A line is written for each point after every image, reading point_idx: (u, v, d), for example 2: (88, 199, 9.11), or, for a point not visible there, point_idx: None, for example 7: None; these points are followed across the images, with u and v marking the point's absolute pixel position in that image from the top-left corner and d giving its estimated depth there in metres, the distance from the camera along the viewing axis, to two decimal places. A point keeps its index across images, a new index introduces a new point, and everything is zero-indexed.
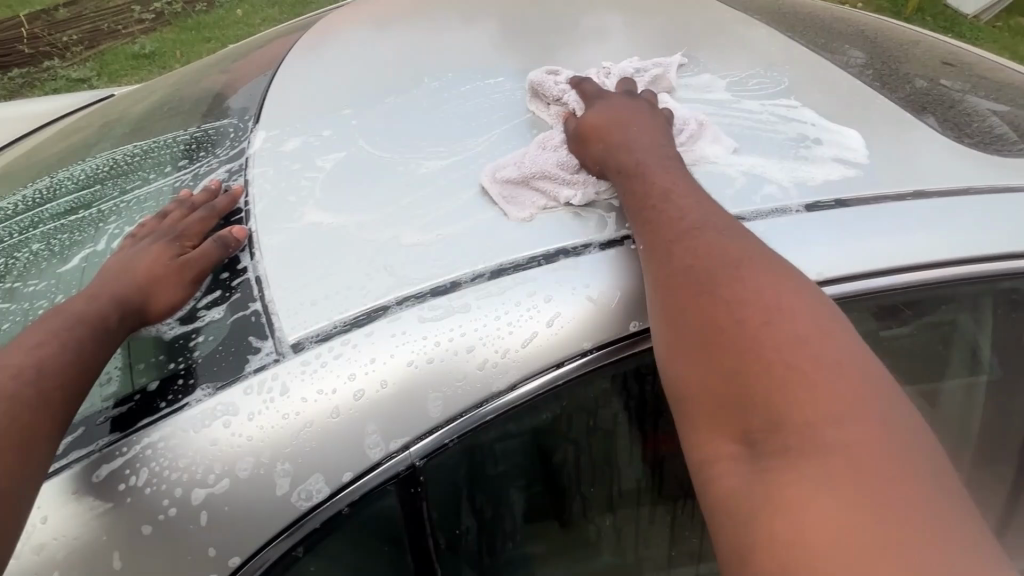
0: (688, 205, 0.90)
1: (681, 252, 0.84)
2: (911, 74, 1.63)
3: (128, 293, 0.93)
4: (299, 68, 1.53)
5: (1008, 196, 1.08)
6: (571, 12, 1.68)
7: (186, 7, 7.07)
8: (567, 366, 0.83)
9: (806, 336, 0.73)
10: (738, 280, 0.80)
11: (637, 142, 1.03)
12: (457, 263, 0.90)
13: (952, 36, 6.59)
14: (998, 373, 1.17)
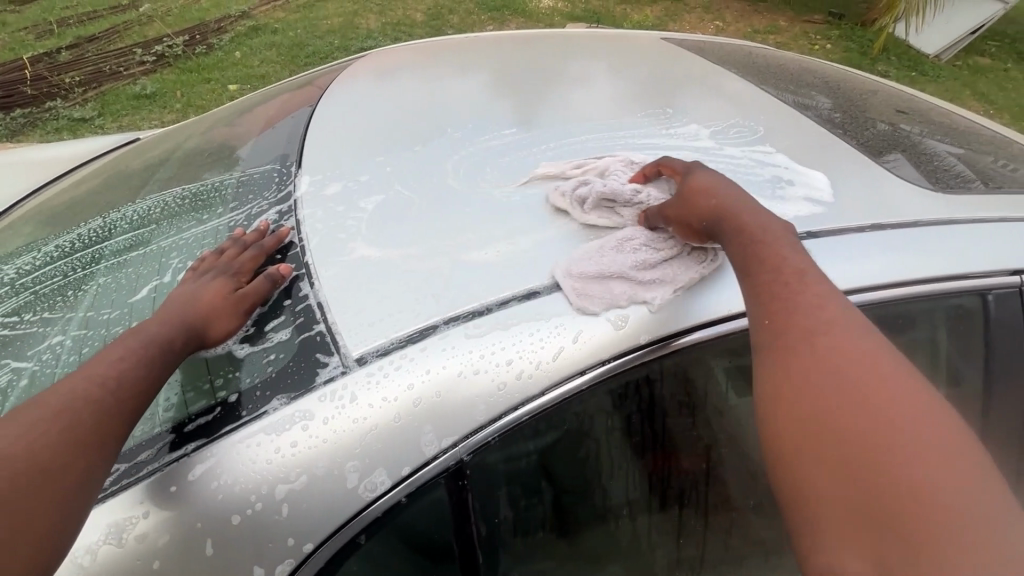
0: (820, 282, 0.98)
1: (802, 321, 0.93)
2: (870, 119, 1.86)
3: (191, 319, 1.04)
4: (331, 117, 1.71)
5: (951, 227, 1.28)
6: (571, 67, 1.90)
7: (187, 49, 7.34)
8: (589, 374, 0.98)
9: (904, 404, 0.83)
10: (848, 351, 0.89)
11: (752, 208, 1.09)
12: (492, 289, 1.05)
13: (913, 75, 7.09)
14: (956, 378, 1.33)
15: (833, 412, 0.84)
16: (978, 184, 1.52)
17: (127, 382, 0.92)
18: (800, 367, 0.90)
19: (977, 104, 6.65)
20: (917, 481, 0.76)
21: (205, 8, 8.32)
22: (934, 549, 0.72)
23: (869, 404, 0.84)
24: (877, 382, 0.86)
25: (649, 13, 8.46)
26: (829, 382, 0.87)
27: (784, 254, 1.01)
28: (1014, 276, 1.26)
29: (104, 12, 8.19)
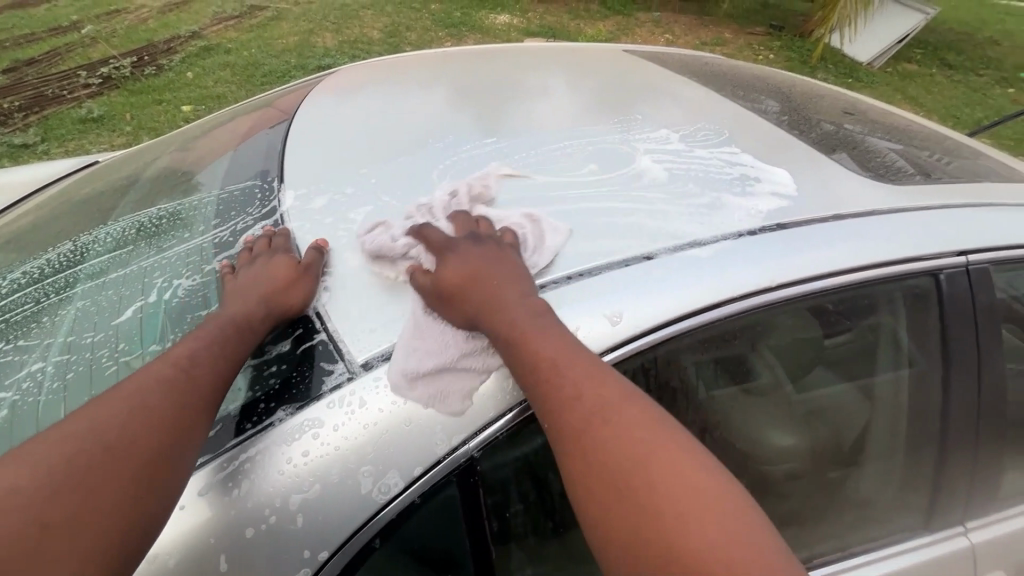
0: (572, 358, 0.97)
1: (571, 407, 0.93)
2: (818, 121, 2.00)
3: (272, 306, 1.07)
4: (308, 130, 1.70)
5: (902, 214, 1.39)
6: (542, 78, 1.97)
7: (136, 71, 7.12)
8: None
9: (663, 455, 0.90)
10: (610, 422, 0.93)
11: (510, 296, 1.04)
12: None
13: (849, 82, 7.57)
14: (917, 354, 1.44)
15: (614, 498, 0.88)
16: (918, 176, 1.67)
17: (172, 380, 0.93)
18: (584, 457, 0.91)
19: (907, 107, 7.16)
20: (700, 537, 0.83)
21: (153, 29, 8.09)
22: None
23: (637, 482, 0.88)
24: (642, 457, 0.90)
25: (602, 28, 8.75)
26: (608, 468, 0.90)
27: (544, 340, 0.98)
28: (960, 257, 1.38)
29: (44, 35, 7.86)
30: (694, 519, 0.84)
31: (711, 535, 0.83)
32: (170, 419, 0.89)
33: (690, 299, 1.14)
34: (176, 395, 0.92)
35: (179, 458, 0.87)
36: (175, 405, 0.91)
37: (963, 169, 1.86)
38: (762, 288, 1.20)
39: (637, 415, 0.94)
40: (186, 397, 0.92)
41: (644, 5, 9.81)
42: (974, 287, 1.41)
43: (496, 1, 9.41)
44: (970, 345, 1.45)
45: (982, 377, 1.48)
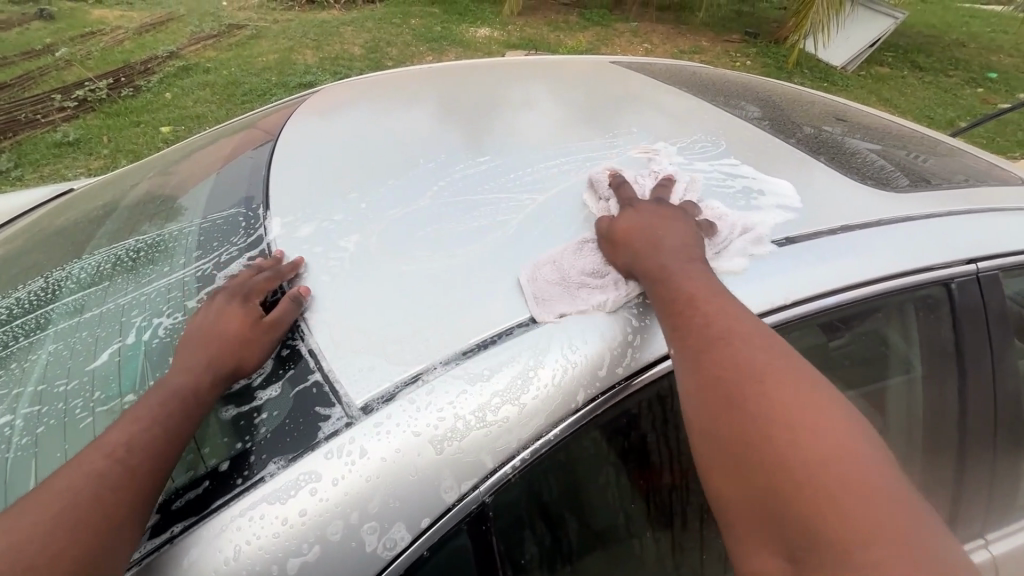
0: (707, 292, 1.03)
1: (699, 328, 0.98)
2: (797, 124, 1.98)
3: (224, 366, 0.98)
4: (293, 153, 1.64)
5: (909, 223, 1.36)
6: (534, 92, 1.93)
7: (113, 93, 6.99)
8: (605, 396, 0.97)
9: (790, 383, 0.91)
10: (738, 345, 0.95)
11: (668, 245, 1.14)
12: (495, 320, 1.02)
13: (827, 86, 7.71)
14: (931, 363, 1.40)
15: (733, 420, 0.89)
16: (910, 180, 1.63)
17: (105, 474, 0.83)
18: (710, 382, 0.93)
19: (883, 108, 7.31)
20: (819, 459, 0.82)
21: (129, 50, 7.98)
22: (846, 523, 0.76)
23: (753, 397, 0.90)
24: (776, 392, 0.89)
25: (581, 39, 8.84)
26: (733, 396, 0.91)
27: (686, 278, 1.06)
28: (970, 264, 1.36)
29: (16, 60, 7.68)
30: (827, 456, 0.82)
31: (841, 472, 0.80)
32: (100, 528, 0.80)
33: None
34: (111, 495, 0.82)
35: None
36: (103, 510, 0.81)
37: (947, 169, 1.85)
38: (776, 306, 1.15)
39: (765, 345, 0.96)
40: (120, 498, 0.82)
41: (622, 16, 9.96)
42: (985, 294, 1.39)
43: (476, 15, 9.49)
44: (982, 352, 1.42)
45: (995, 384, 1.45)
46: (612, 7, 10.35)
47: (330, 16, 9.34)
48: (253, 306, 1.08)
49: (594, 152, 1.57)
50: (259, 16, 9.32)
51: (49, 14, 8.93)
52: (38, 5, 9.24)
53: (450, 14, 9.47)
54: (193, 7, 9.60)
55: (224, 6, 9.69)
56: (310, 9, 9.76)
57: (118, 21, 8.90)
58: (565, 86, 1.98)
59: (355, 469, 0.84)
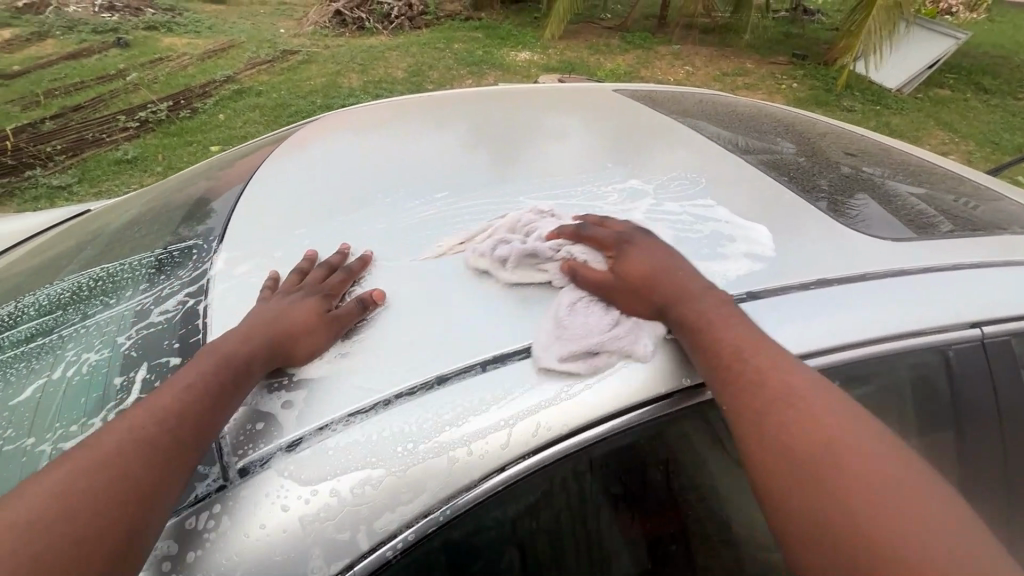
0: (749, 342, 0.94)
1: (753, 378, 0.91)
2: (833, 163, 1.82)
3: (277, 347, 0.99)
4: (261, 186, 1.64)
5: (902, 277, 1.20)
6: (523, 122, 1.87)
7: (170, 115, 7.42)
8: (509, 470, 0.85)
9: (860, 437, 0.85)
10: (801, 396, 0.89)
11: (686, 290, 1.02)
12: (401, 376, 0.93)
13: (879, 109, 7.33)
14: (932, 437, 1.22)
15: (805, 480, 0.82)
16: (954, 230, 1.46)
17: (155, 440, 0.83)
18: (767, 443, 0.86)
19: (941, 133, 6.87)
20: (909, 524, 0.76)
21: (190, 75, 8.49)
22: None
23: (830, 452, 0.83)
24: (837, 450, 0.83)
25: (621, 62, 8.78)
26: (792, 455, 0.84)
27: (723, 325, 0.96)
28: (973, 329, 1.18)
29: (89, 82, 8.26)
30: (895, 518, 0.76)
31: (915, 530, 0.75)
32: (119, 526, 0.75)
33: (647, 381, 0.94)
34: (156, 463, 0.81)
35: (132, 555, 0.75)
36: (151, 480, 0.80)
37: (997, 216, 1.65)
38: None
39: (826, 396, 0.89)
40: (167, 467, 0.81)
41: (665, 39, 9.85)
42: (990, 364, 1.21)
43: (517, 39, 9.63)
44: (980, 427, 1.25)
45: (996, 463, 1.29)
46: (655, 30, 10.26)
47: (378, 42, 9.69)
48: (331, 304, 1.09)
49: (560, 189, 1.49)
50: (311, 42, 9.77)
51: (124, 40, 9.60)
52: (115, 32, 9.96)
53: (492, 39, 9.64)
54: (252, 34, 10.15)
55: (281, 33, 10.21)
56: (360, 35, 10.15)
57: (184, 48, 9.54)
58: (553, 116, 1.91)
59: (214, 543, 0.79)
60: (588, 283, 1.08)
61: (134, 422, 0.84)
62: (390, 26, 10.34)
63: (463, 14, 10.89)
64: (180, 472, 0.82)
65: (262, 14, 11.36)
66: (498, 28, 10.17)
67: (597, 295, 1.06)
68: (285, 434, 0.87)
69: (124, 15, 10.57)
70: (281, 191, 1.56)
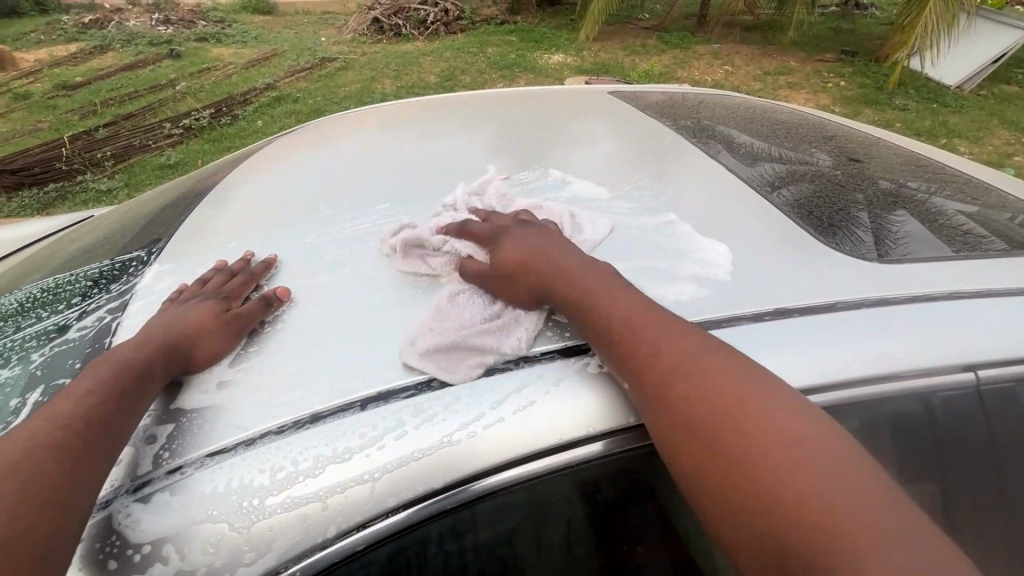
0: (608, 296, 0.93)
1: (613, 324, 0.89)
2: (871, 175, 1.63)
3: (176, 347, 0.93)
4: (214, 198, 1.60)
5: (880, 309, 1.02)
6: (492, 128, 1.77)
7: (213, 122, 7.43)
8: (371, 528, 0.75)
9: (715, 364, 0.82)
10: (659, 335, 0.86)
11: (554, 261, 1.01)
12: (273, 413, 0.84)
13: (938, 108, 6.77)
14: (934, 500, 1.01)
15: (678, 418, 0.79)
16: (1005, 250, 1.27)
17: (59, 446, 0.76)
18: (656, 399, 0.81)
19: (1005, 132, 6.29)
20: (765, 447, 0.73)
21: (232, 82, 8.74)
22: (808, 504, 0.68)
23: (690, 388, 0.80)
24: (710, 379, 0.80)
25: (657, 63, 8.49)
26: (685, 408, 0.79)
27: (584, 286, 0.95)
28: (966, 373, 0.98)
29: (140, 90, 8.57)
30: (809, 471, 0.71)
31: (769, 449, 0.73)
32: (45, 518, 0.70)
33: (546, 426, 0.81)
34: (63, 468, 0.75)
35: (48, 569, 0.68)
36: (58, 486, 0.73)
37: None
38: (634, 422, 0.85)
39: (683, 331, 0.87)
40: (75, 471, 0.75)
41: (706, 38, 9.48)
42: (987, 415, 1.01)
43: (550, 42, 9.47)
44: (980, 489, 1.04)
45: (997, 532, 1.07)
46: (695, 29, 9.88)
47: (413, 48, 9.76)
48: (233, 302, 1.04)
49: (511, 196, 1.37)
50: (347, 49, 9.94)
51: (175, 50, 9.92)
52: (168, 43, 10.33)
53: (526, 42, 9.54)
54: (292, 42, 10.40)
55: (320, 41, 10.43)
56: (396, 42, 10.25)
57: (228, 58, 9.82)
58: (526, 122, 1.80)
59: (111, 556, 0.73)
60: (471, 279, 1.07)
61: (33, 434, 0.77)
62: (423, 32, 10.41)
63: (498, 18, 10.84)
64: (90, 476, 0.76)
65: (304, 22, 11.64)
66: (532, 31, 10.07)
67: (480, 288, 1.06)
68: (140, 471, 0.80)
69: (176, 25, 10.99)
70: (230, 204, 1.53)
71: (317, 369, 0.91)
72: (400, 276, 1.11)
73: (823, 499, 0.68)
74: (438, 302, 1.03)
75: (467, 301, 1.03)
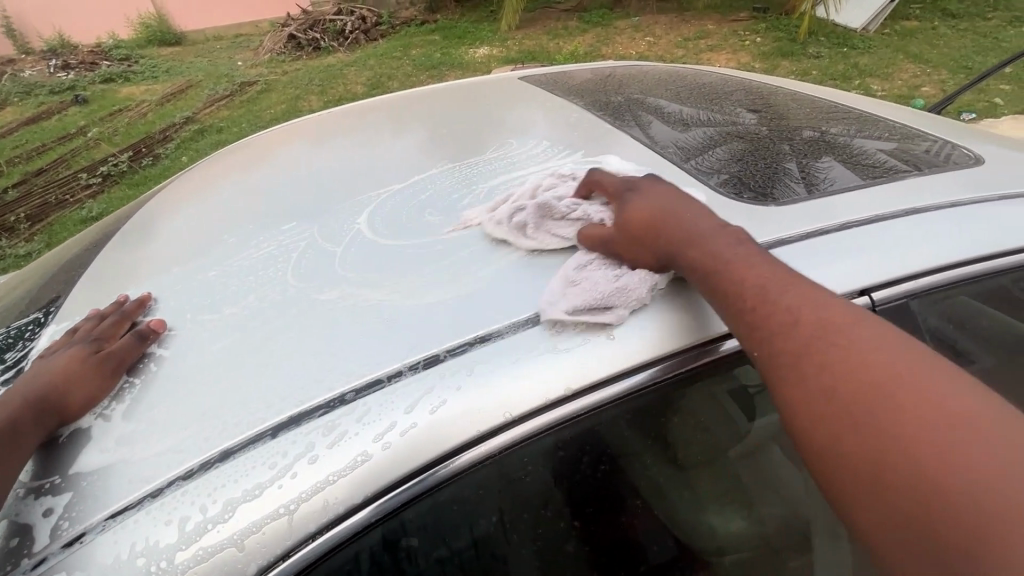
0: (760, 271, 0.89)
1: (765, 307, 0.85)
2: (795, 126, 1.67)
3: (44, 398, 0.88)
4: (114, 245, 1.51)
5: (780, 250, 1.05)
6: (406, 129, 1.73)
7: (133, 165, 7.04)
8: (295, 556, 0.73)
9: (891, 360, 0.77)
10: (817, 322, 0.82)
11: (697, 228, 0.97)
12: (181, 457, 0.80)
13: (849, 52, 7.09)
14: None
15: (840, 409, 0.75)
16: (913, 176, 1.32)
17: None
18: (809, 389, 0.78)
19: (912, 66, 6.65)
20: (948, 446, 0.68)
21: (148, 121, 8.29)
22: (990, 513, 0.63)
23: (860, 376, 0.76)
24: (884, 372, 0.75)
25: (582, 44, 8.55)
26: (849, 398, 0.75)
27: (730, 260, 0.91)
28: (862, 298, 1.01)
29: (48, 143, 8.01)
30: (986, 487, 0.64)
31: (950, 447, 0.68)
32: None
33: (462, 422, 0.80)
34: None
35: None
36: None
37: (967, 157, 1.47)
38: (550, 401, 0.83)
39: (849, 319, 0.82)
40: None
41: (625, 13, 9.62)
42: None
43: (474, 36, 9.40)
44: None
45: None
46: (612, 5, 10.01)
47: (336, 60, 9.49)
48: (100, 344, 1.00)
49: (423, 197, 1.35)
50: (266, 70, 9.56)
51: (81, 95, 9.31)
52: (72, 89, 9.68)
53: (450, 40, 9.43)
54: (207, 70, 9.93)
55: (236, 66, 9.98)
56: (316, 56, 9.94)
57: (141, 95, 9.30)
58: (438, 121, 1.77)
59: None
60: (593, 247, 1.04)
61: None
62: (344, 42, 10.14)
63: (418, 18, 10.66)
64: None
65: (216, 48, 11.13)
66: (456, 27, 9.96)
67: (603, 256, 1.02)
68: (36, 546, 0.74)
69: (77, 69, 10.30)
70: (131, 248, 1.44)
71: (221, 403, 0.87)
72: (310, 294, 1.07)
73: (1010, 515, 0.62)
74: (568, 273, 0.99)
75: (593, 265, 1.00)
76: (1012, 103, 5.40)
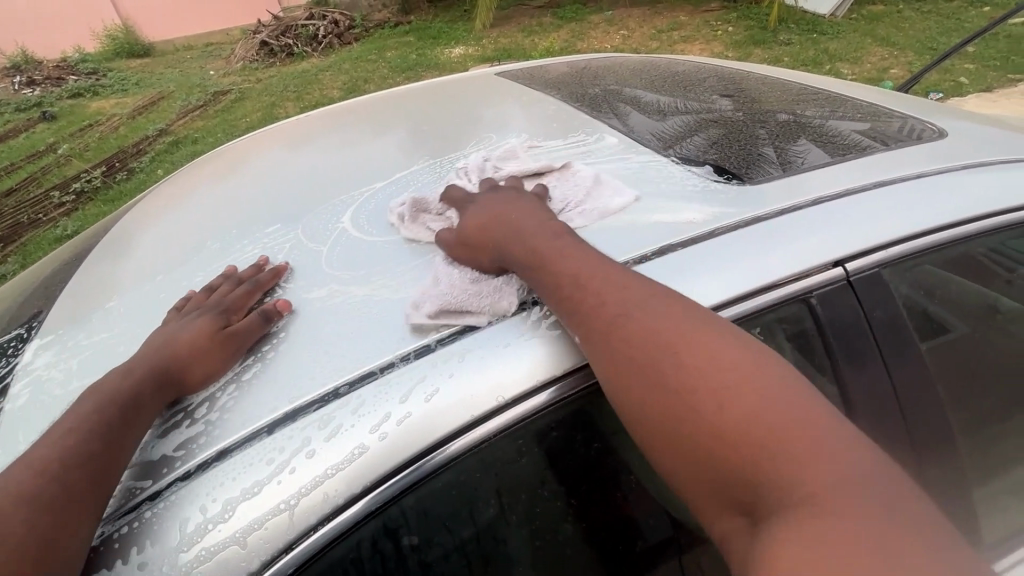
0: (574, 257, 0.93)
1: (579, 292, 0.88)
2: (767, 110, 1.71)
3: (169, 371, 0.89)
4: (95, 258, 1.49)
5: (755, 227, 1.08)
6: (385, 129, 1.74)
7: (107, 181, 6.90)
8: (298, 549, 0.74)
9: (683, 327, 0.82)
10: (626, 301, 0.86)
11: (522, 226, 1.01)
12: (179, 459, 0.81)
13: (819, 38, 7.22)
14: (840, 389, 1.08)
15: (652, 384, 0.79)
16: (880, 151, 1.37)
17: (42, 496, 0.72)
18: (624, 367, 0.82)
19: (879, 49, 6.79)
20: (735, 402, 0.74)
21: (120, 135, 8.12)
22: (773, 455, 0.70)
23: (662, 350, 0.80)
24: (680, 342, 0.80)
25: (557, 40, 8.57)
26: (655, 371, 0.80)
27: (545, 255, 0.94)
28: (835, 269, 1.05)
29: (17, 162, 7.81)
30: (769, 433, 0.72)
31: (738, 406, 0.74)
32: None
33: (455, 408, 0.81)
34: (41, 517, 0.71)
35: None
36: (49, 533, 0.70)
37: (931, 131, 1.53)
38: (541, 383, 0.85)
39: (647, 295, 0.87)
40: (67, 518, 0.72)
41: (599, 7, 9.66)
42: (862, 304, 1.08)
43: (449, 36, 9.38)
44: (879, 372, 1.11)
45: (905, 412, 1.14)
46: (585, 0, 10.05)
47: (310, 66, 9.39)
48: (230, 319, 0.98)
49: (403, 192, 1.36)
50: (240, 79, 9.43)
51: (49, 112, 9.09)
52: (39, 106, 9.44)
53: (425, 40, 9.39)
54: (179, 81, 9.76)
55: (209, 76, 9.82)
56: (290, 62, 9.83)
57: (111, 110, 9.11)
58: (417, 119, 1.78)
59: None
60: (451, 250, 1.08)
61: (6, 484, 0.73)
62: (317, 48, 10.05)
63: (391, 21, 10.60)
64: None
65: (188, 58, 10.95)
66: (430, 28, 9.92)
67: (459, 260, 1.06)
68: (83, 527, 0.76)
69: (42, 85, 10.04)
70: (114, 260, 1.42)
71: (220, 403, 0.87)
72: (297, 293, 1.07)
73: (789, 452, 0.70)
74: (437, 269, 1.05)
75: (455, 268, 1.03)
76: (976, 81, 5.55)
